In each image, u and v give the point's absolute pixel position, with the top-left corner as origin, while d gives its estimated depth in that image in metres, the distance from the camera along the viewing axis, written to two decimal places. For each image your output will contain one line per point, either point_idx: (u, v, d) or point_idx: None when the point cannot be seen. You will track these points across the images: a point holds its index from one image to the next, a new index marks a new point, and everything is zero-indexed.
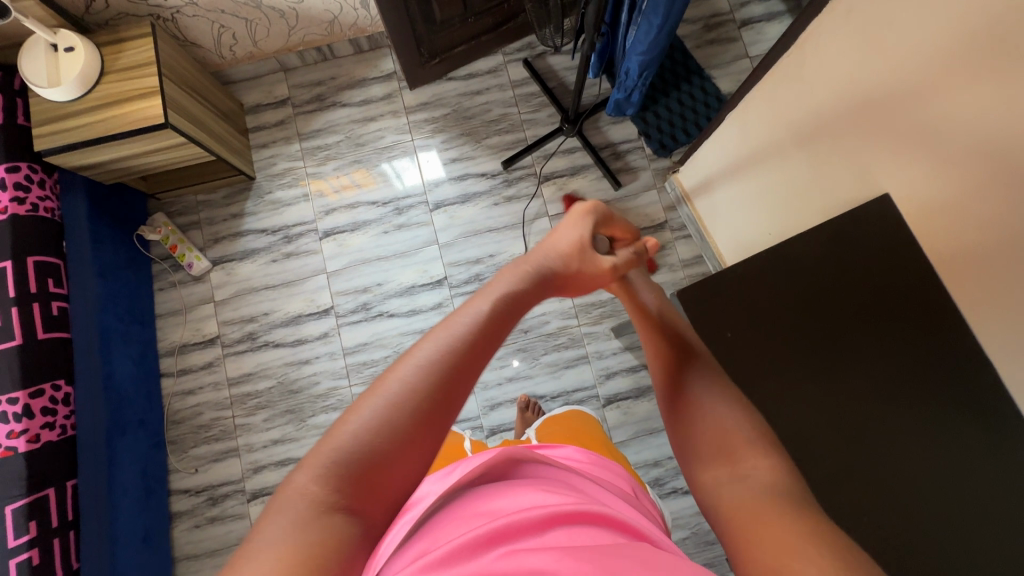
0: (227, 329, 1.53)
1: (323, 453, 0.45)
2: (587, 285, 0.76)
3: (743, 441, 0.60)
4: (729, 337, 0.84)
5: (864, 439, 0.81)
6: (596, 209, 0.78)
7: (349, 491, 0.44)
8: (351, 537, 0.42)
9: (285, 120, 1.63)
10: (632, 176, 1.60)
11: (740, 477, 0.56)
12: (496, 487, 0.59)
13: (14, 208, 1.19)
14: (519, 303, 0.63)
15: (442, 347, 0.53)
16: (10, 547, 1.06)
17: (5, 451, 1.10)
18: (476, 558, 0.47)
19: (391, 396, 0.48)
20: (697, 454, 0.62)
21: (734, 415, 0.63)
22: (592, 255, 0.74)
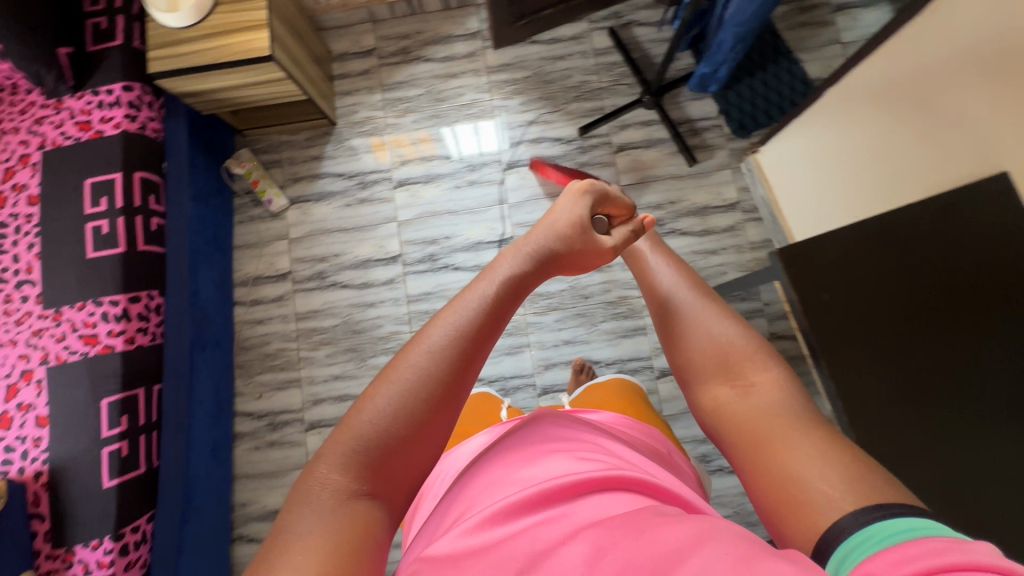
0: (299, 266, 1.59)
1: (341, 444, 0.50)
2: (586, 266, 0.72)
3: (744, 352, 0.67)
4: (824, 299, 0.81)
5: (951, 416, 0.78)
6: (597, 185, 0.72)
7: (369, 480, 0.50)
8: (375, 516, 0.49)
9: (370, 71, 1.66)
10: (708, 153, 1.59)
11: (745, 390, 0.64)
12: (533, 453, 0.64)
13: (126, 124, 1.25)
14: (518, 288, 0.61)
15: (455, 327, 0.55)
16: (103, 438, 1.14)
17: (104, 348, 1.17)
18: (511, 522, 0.54)
19: (399, 378, 0.52)
20: (698, 374, 0.69)
21: (724, 330, 0.69)
22: (590, 236, 0.69)
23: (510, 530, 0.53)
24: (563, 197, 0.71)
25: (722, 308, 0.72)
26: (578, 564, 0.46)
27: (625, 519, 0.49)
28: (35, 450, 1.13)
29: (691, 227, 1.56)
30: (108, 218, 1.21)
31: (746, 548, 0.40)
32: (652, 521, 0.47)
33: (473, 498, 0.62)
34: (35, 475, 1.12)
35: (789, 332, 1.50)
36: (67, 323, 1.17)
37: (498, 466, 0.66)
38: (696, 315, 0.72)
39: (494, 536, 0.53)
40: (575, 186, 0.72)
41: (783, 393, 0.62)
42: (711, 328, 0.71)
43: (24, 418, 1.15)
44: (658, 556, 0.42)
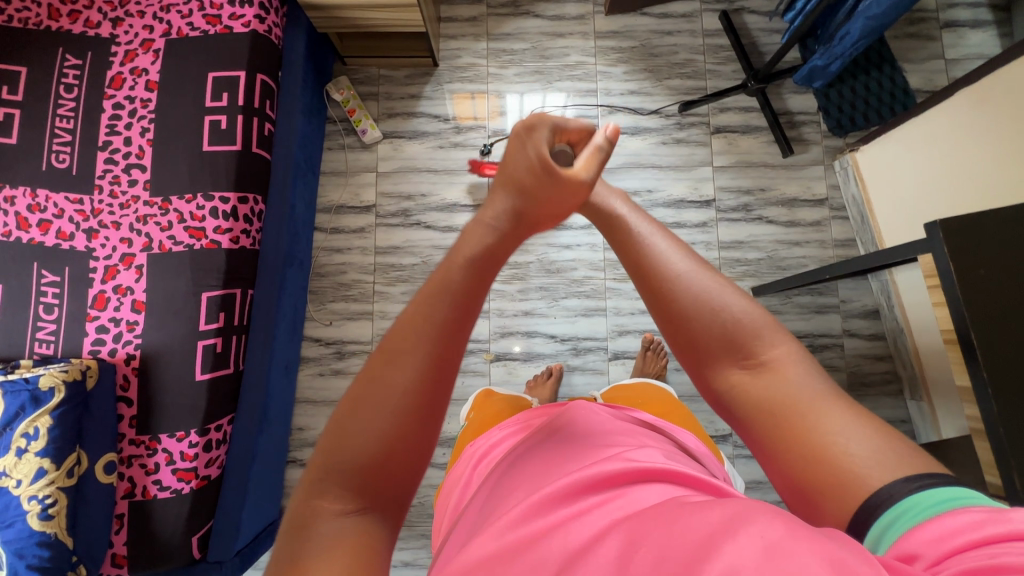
0: (385, 201, 1.58)
1: (323, 474, 0.49)
2: (563, 212, 0.62)
3: (752, 333, 0.55)
4: (982, 273, 0.83)
5: None
6: (542, 117, 0.59)
7: (354, 496, 0.49)
8: (375, 531, 0.49)
9: (477, 18, 1.66)
10: (803, 148, 1.61)
11: (756, 371, 0.54)
12: (556, 458, 0.60)
13: (256, 24, 1.24)
14: (492, 256, 0.57)
15: (428, 297, 0.53)
16: (200, 331, 1.13)
17: (209, 243, 1.16)
18: (545, 515, 0.50)
19: (360, 400, 0.50)
20: (706, 355, 0.56)
21: (727, 304, 0.56)
22: (558, 177, 0.57)
23: (542, 524, 0.49)
24: (511, 141, 0.59)
25: (717, 275, 0.58)
26: (615, 562, 0.41)
27: (651, 512, 0.44)
28: (128, 333, 1.12)
29: (778, 216, 1.58)
30: (228, 114, 1.21)
31: (790, 526, 0.35)
32: (681, 511, 0.42)
33: (507, 497, 0.58)
34: (127, 359, 1.11)
35: (862, 331, 1.53)
36: (174, 214, 1.17)
37: (541, 458, 0.62)
38: (696, 285, 0.57)
39: (531, 528, 0.49)
40: (525, 123, 0.59)
41: (804, 367, 0.53)
42: (713, 293, 0.56)
43: (120, 301, 1.14)
44: (692, 546, 0.37)
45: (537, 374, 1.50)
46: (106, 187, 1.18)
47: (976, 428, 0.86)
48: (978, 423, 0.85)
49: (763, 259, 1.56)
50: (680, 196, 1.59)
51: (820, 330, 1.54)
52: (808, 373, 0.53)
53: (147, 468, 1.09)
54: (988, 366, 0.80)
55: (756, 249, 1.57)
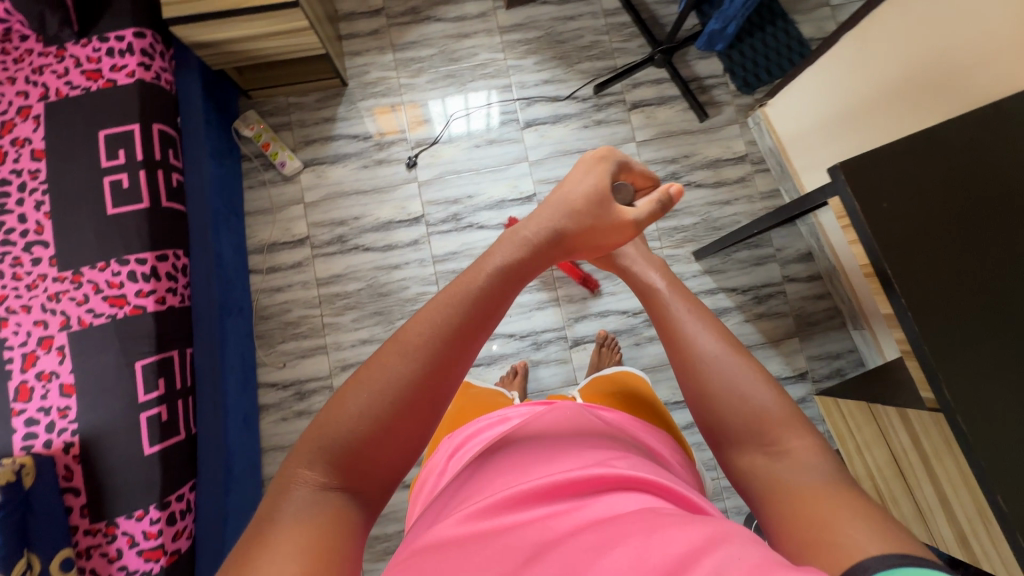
0: (317, 231, 1.54)
1: (313, 442, 0.49)
2: (603, 244, 0.69)
3: (775, 418, 0.56)
4: (885, 206, 0.88)
5: (997, 321, 0.85)
6: (615, 155, 0.71)
7: (339, 472, 0.49)
8: (349, 512, 0.48)
9: (379, 31, 1.63)
10: (716, 110, 1.66)
11: (776, 457, 0.54)
12: (542, 450, 0.61)
13: (141, 73, 1.19)
14: (519, 274, 0.60)
15: (453, 314, 0.54)
16: (141, 402, 1.07)
17: (134, 309, 1.10)
18: (519, 511, 0.51)
19: (366, 385, 0.51)
20: (729, 432, 0.57)
21: (748, 384, 0.59)
22: (604, 214, 0.67)
23: (510, 519, 0.50)
24: (578, 168, 0.70)
25: (748, 361, 0.61)
26: (587, 553, 0.42)
27: (632, 517, 0.45)
28: (61, 421, 1.05)
29: (705, 179, 1.63)
30: (128, 172, 1.14)
31: (767, 557, 0.36)
32: (663, 522, 0.43)
33: (473, 488, 0.58)
34: (66, 447, 1.04)
35: (800, 274, 1.60)
36: (89, 285, 1.10)
37: (523, 449, 0.62)
38: (723, 366, 0.61)
39: (501, 522, 0.50)
40: (596, 158, 0.70)
41: (823, 460, 0.52)
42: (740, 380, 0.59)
43: (47, 388, 1.07)
44: (671, 559, 0.38)
45: (502, 375, 1.50)
46: (8, 271, 1.10)
47: (904, 350, 0.92)
48: (905, 345, 0.90)
49: (699, 222, 1.61)
50: None
51: (762, 280, 1.60)
52: (825, 467, 0.51)
53: (109, 556, 1.03)
54: (904, 293, 0.85)
55: (691, 214, 1.61)
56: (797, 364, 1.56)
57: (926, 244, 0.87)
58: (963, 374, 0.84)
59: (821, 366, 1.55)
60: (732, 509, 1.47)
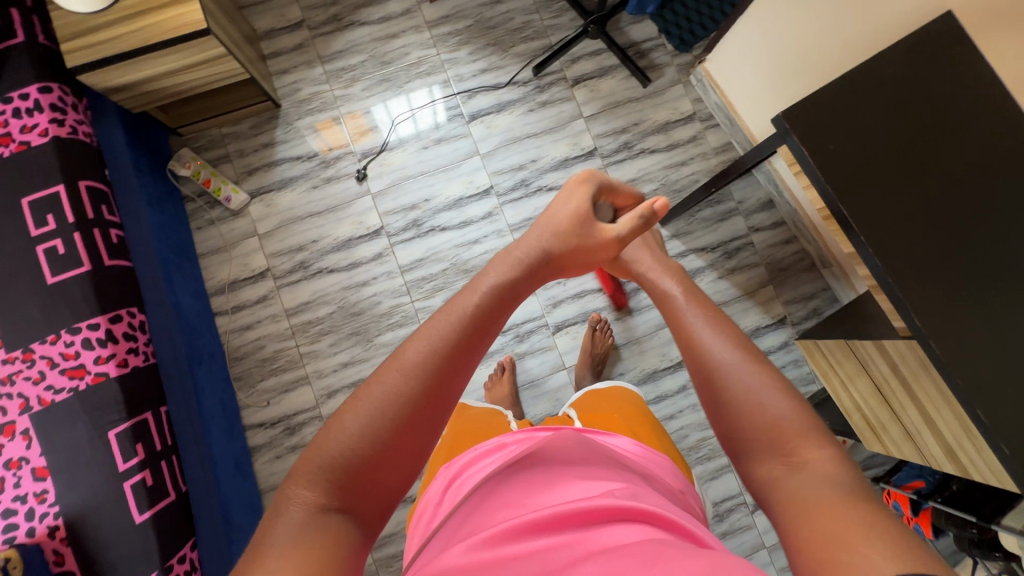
0: (277, 261, 1.49)
1: (314, 459, 0.46)
2: (587, 260, 0.71)
3: (792, 429, 0.50)
4: (832, 148, 0.89)
5: (953, 245, 0.87)
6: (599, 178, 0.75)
7: (341, 493, 0.45)
8: (347, 537, 0.44)
9: (303, 44, 1.57)
10: (658, 73, 1.65)
11: (793, 469, 0.48)
12: (547, 482, 0.60)
13: (54, 130, 1.12)
14: (511, 296, 0.59)
15: (435, 342, 0.52)
16: (122, 471, 1.03)
17: (96, 377, 1.05)
18: (523, 542, 0.50)
19: (368, 401, 0.48)
20: (746, 446, 0.52)
21: (762, 391, 0.53)
22: (587, 231, 0.69)
23: (518, 548, 0.49)
24: (565, 191, 0.73)
25: (766, 371, 0.55)
26: None
27: (638, 547, 0.44)
28: (41, 506, 1.01)
29: (658, 144, 1.62)
30: (61, 236, 1.08)
31: None
32: (664, 555, 0.42)
33: (474, 520, 0.57)
34: (51, 531, 1.00)
35: (764, 223, 1.61)
36: (42, 361, 1.05)
37: (528, 478, 0.62)
38: (729, 367, 0.56)
39: (504, 552, 0.49)
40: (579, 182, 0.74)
41: (843, 473, 0.46)
42: (755, 391, 0.53)
43: (18, 475, 1.02)
44: None
45: (490, 373, 1.49)
46: None
47: (872, 286, 0.93)
48: (872, 280, 0.92)
49: (659, 188, 1.60)
50: (563, 155, 1.59)
51: (729, 235, 1.61)
52: (843, 478, 0.45)
53: None
54: (863, 230, 0.87)
55: (650, 181, 1.60)
56: (775, 312, 1.58)
57: (879, 180, 0.88)
58: (932, 300, 0.85)
59: (798, 308, 1.57)
60: None
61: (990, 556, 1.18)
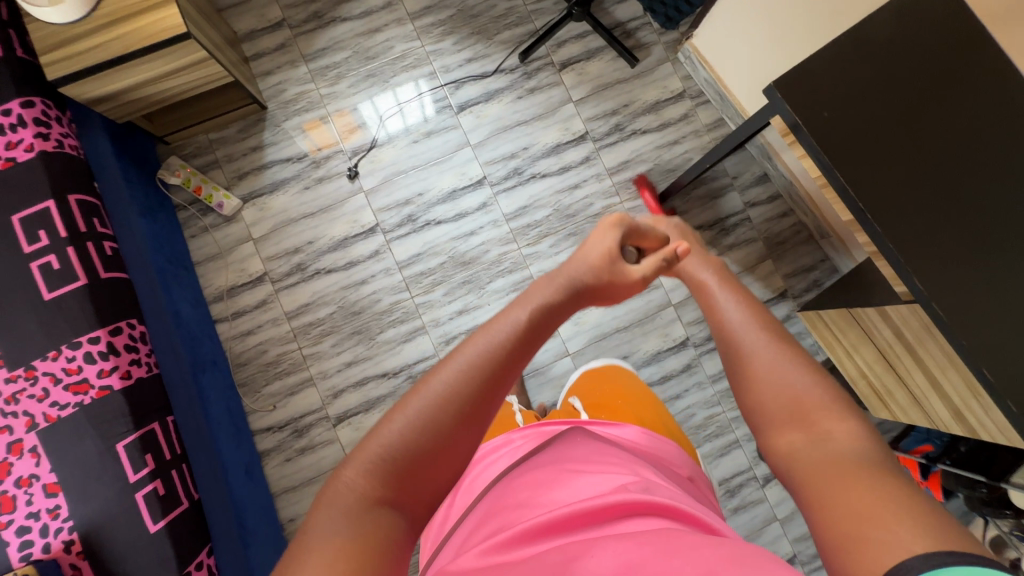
0: (274, 264, 1.48)
1: (370, 451, 0.47)
2: (616, 297, 0.75)
3: (822, 408, 0.52)
4: (826, 115, 0.88)
5: (954, 207, 0.86)
6: (630, 220, 0.82)
7: (392, 486, 0.46)
8: (397, 531, 0.44)
9: (286, 44, 1.55)
10: (645, 52, 1.63)
11: (818, 441, 0.50)
12: (559, 479, 0.61)
13: (40, 144, 1.11)
14: (556, 312, 0.62)
15: (494, 343, 0.54)
16: (133, 482, 1.03)
17: (101, 391, 1.05)
18: (536, 543, 0.51)
19: (426, 399, 0.49)
20: (772, 421, 0.55)
21: (795, 376, 0.56)
22: (619, 268, 0.73)
23: (525, 550, 0.50)
24: (598, 230, 0.79)
25: (792, 350, 0.60)
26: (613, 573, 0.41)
27: (651, 538, 0.45)
28: (55, 521, 1.01)
29: (650, 124, 1.60)
30: (55, 252, 1.08)
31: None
32: (685, 543, 0.43)
33: (490, 522, 0.58)
34: (67, 546, 1.00)
35: (760, 198, 1.61)
36: (45, 377, 1.04)
37: (542, 477, 0.63)
38: (754, 351, 0.61)
39: (519, 555, 0.50)
40: (612, 221, 0.80)
41: (868, 443, 0.48)
42: (779, 369, 0.58)
43: (30, 493, 1.02)
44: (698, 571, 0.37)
45: None
46: None
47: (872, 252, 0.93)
48: (872, 247, 0.91)
49: (653, 168, 1.59)
50: (554, 141, 1.58)
51: (726, 212, 1.60)
52: (869, 454, 0.46)
53: None
54: (862, 197, 0.86)
55: (643, 162, 1.59)
56: (775, 285, 1.58)
57: (877, 146, 0.87)
58: (934, 263, 0.85)
59: (799, 281, 1.57)
60: (744, 438, 1.50)
61: (1000, 514, 1.20)
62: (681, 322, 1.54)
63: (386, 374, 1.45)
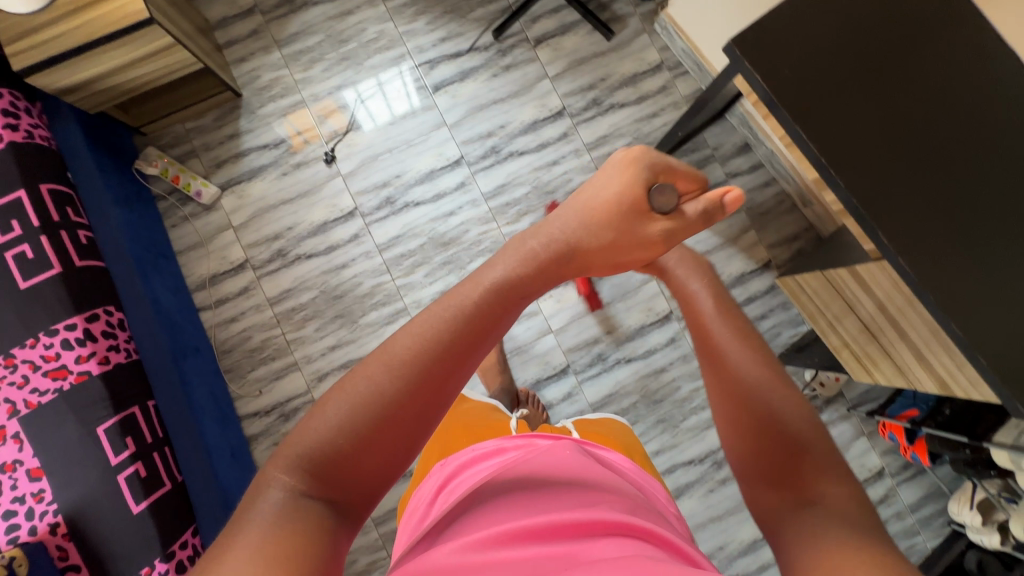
0: (254, 251, 1.49)
1: (298, 446, 0.42)
2: (626, 260, 0.62)
3: (819, 460, 0.50)
4: (787, 72, 0.86)
5: (920, 158, 0.85)
6: (653, 156, 0.63)
7: (321, 486, 0.42)
8: (325, 535, 0.40)
9: (258, 30, 1.54)
10: (621, 25, 1.61)
11: (805, 506, 0.48)
12: (548, 490, 0.59)
13: (9, 135, 1.13)
14: (522, 287, 0.53)
15: (426, 335, 0.47)
16: (114, 465, 1.05)
17: (79, 376, 1.07)
18: (516, 545, 0.50)
19: (359, 399, 0.44)
20: (765, 462, 0.52)
21: (795, 417, 0.53)
22: (632, 224, 0.60)
23: (515, 552, 0.49)
24: (609, 170, 0.62)
25: (787, 386, 0.56)
26: None
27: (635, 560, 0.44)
28: (40, 505, 1.03)
29: (628, 98, 1.58)
30: (28, 241, 1.09)
31: None
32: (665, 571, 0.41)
33: (471, 520, 0.56)
34: (52, 529, 1.02)
35: (742, 168, 1.59)
36: (24, 365, 1.06)
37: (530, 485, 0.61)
38: (754, 378, 0.56)
39: (500, 555, 0.49)
40: (629, 158, 0.63)
41: (855, 506, 0.46)
42: (782, 408, 0.54)
43: (14, 478, 1.03)
44: None
45: None
46: None
47: (839, 211, 0.92)
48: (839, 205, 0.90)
49: (632, 142, 1.57)
50: (530, 118, 1.57)
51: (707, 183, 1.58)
52: (858, 517, 0.45)
53: None
54: (824, 153, 0.85)
55: (622, 136, 1.57)
56: (758, 256, 1.56)
57: (839, 101, 0.86)
58: (898, 218, 0.84)
59: None
60: None
61: (986, 474, 1.21)
62: (664, 296, 1.53)
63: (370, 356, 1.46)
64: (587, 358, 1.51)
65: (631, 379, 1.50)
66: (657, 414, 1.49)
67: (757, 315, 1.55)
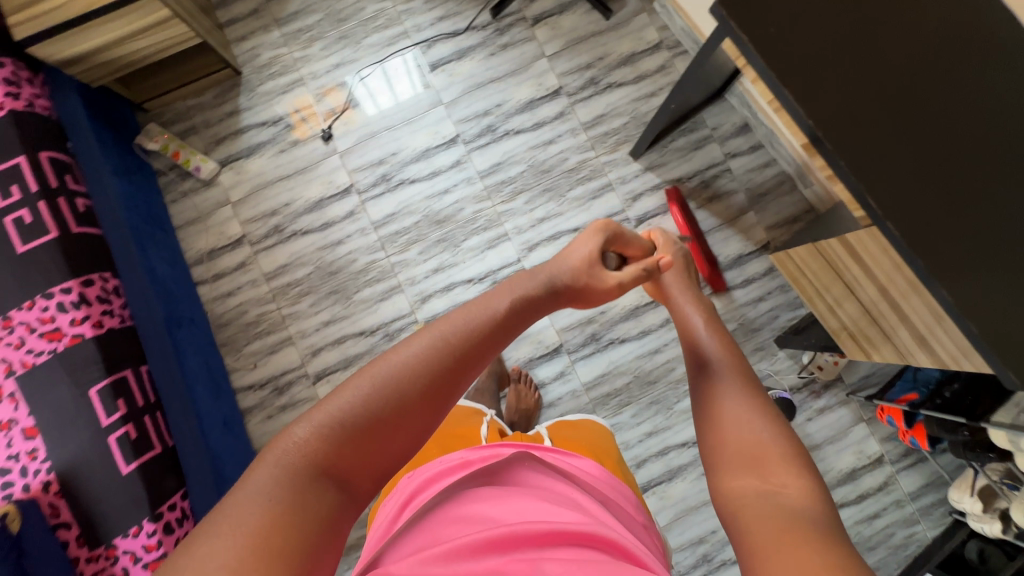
0: (252, 227, 1.51)
1: (325, 415, 0.49)
2: (594, 299, 0.82)
3: (777, 457, 0.57)
4: (773, 32, 0.85)
5: (908, 117, 0.83)
6: (613, 225, 0.89)
7: (332, 459, 0.48)
8: (326, 505, 0.46)
9: (259, 9, 1.57)
10: (620, 4, 1.60)
11: (767, 494, 0.54)
12: (516, 503, 0.58)
13: (10, 103, 1.16)
14: (531, 307, 0.69)
15: (448, 336, 0.57)
16: (105, 427, 1.07)
17: (73, 339, 1.09)
18: (477, 559, 0.48)
19: (385, 381, 0.52)
20: (729, 458, 0.60)
21: (760, 428, 0.61)
22: (596, 273, 0.81)
23: (475, 565, 0.48)
24: (585, 234, 0.86)
25: (760, 400, 0.65)
26: None
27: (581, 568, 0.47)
28: (33, 463, 1.05)
29: (626, 77, 1.57)
30: (26, 206, 1.11)
31: None
32: None
33: (437, 535, 0.55)
34: (45, 487, 1.04)
35: (742, 148, 1.56)
36: (21, 327, 1.08)
37: (498, 497, 0.60)
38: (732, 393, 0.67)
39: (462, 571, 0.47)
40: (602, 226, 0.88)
41: (810, 498, 0.52)
42: (749, 415, 0.63)
43: (9, 436, 1.06)
44: None
45: None
46: None
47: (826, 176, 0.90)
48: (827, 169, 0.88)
49: (629, 121, 1.56)
50: (527, 96, 1.56)
51: (705, 163, 1.57)
52: (814, 513, 0.50)
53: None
54: (811, 114, 0.83)
55: (619, 116, 1.56)
56: (756, 237, 1.54)
57: (826, 61, 0.84)
58: (886, 179, 0.81)
59: None
60: None
61: (985, 458, 1.17)
62: None
63: (364, 331, 1.46)
64: (580, 338, 1.50)
65: (624, 360, 1.49)
66: (651, 396, 1.48)
67: (754, 297, 1.53)
